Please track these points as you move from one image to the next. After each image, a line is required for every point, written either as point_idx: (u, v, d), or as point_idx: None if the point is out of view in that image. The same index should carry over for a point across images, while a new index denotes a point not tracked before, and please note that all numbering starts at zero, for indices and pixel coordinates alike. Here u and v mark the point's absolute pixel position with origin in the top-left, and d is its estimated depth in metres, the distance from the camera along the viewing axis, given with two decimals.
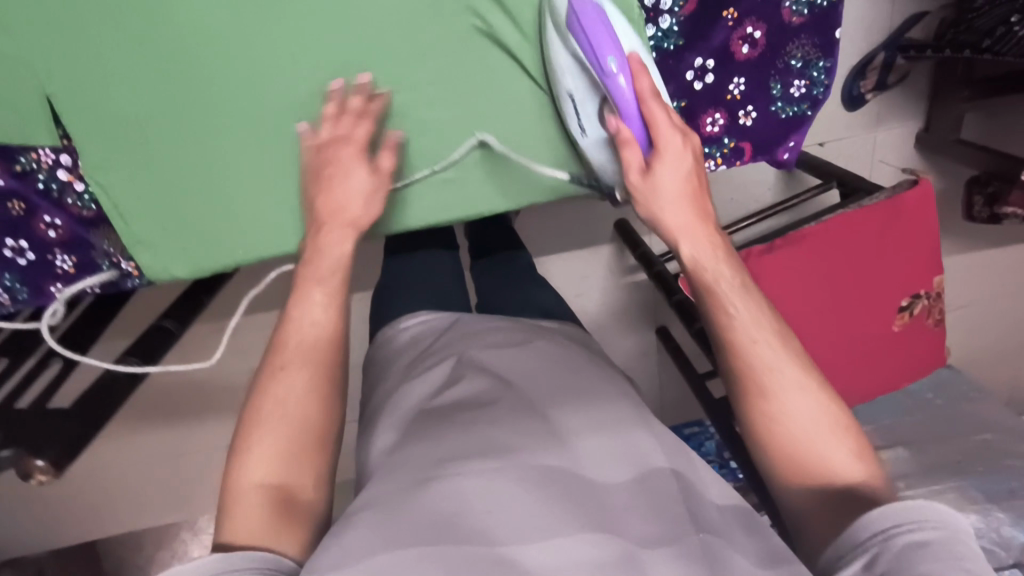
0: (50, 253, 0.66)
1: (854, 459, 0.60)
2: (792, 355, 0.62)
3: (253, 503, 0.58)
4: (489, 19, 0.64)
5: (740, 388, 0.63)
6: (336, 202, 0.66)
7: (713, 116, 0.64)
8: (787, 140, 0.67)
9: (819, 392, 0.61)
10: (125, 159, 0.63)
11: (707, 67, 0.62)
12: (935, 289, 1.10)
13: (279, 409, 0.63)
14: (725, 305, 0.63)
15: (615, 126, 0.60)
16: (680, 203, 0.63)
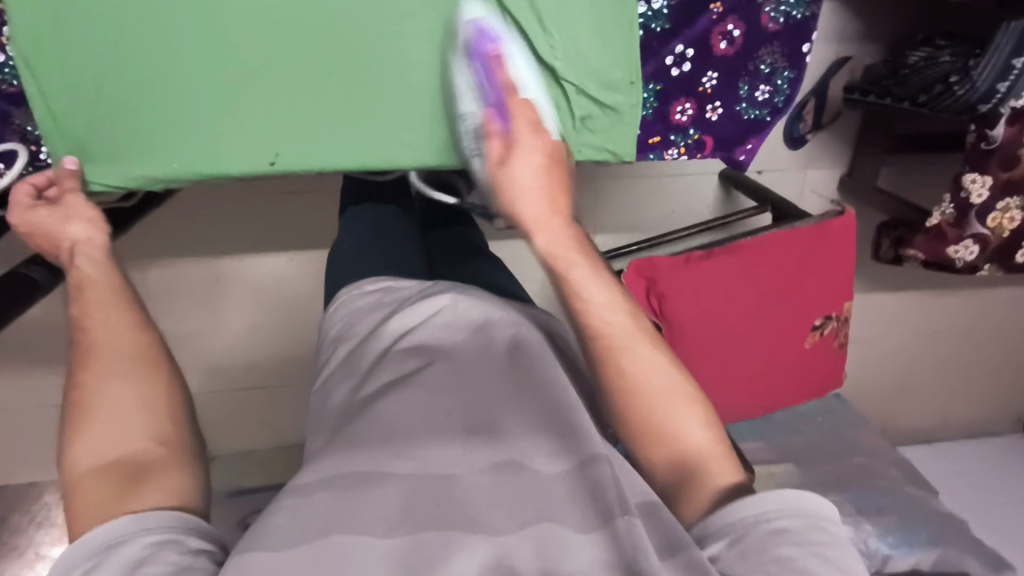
0: None
1: (701, 430, 0.59)
2: (647, 344, 0.60)
3: (94, 484, 0.53)
4: None
5: (608, 373, 0.59)
6: (46, 229, 0.63)
7: (683, 104, 0.67)
8: (746, 143, 0.70)
9: (670, 377, 0.60)
10: (89, 32, 0.57)
11: (686, 55, 0.64)
12: (844, 313, 1.20)
13: (98, 403, 0.57)
14: (569, 282, 0.61)
15: (482, 117, 0.63)
16: (538, 196, 0.63)
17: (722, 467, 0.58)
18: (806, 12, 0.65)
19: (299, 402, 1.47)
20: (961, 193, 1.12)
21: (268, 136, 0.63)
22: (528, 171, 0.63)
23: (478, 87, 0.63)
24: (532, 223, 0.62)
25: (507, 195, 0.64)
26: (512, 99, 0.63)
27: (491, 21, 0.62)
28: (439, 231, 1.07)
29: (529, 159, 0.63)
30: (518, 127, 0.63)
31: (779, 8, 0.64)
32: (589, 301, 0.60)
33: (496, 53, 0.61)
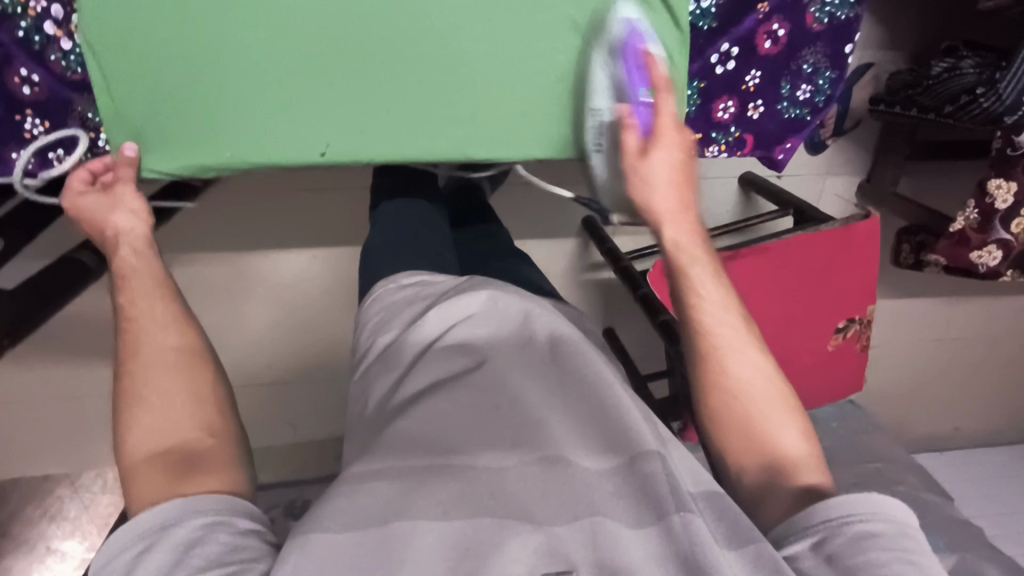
0: (19, 112, 0.59)
1: (797, 437, 0.65)
2: (755, 352, 0.69)
3: (149, 472, 0.55)
4: None
5: (709, 371, 0.68)
6: (91, 215, 0.65)
7: (726, 102, 0.68)
8: (785, 141, 0.71)
9: (772, 383, 0.67)
10: (155, 21, 0.59)
11: (731, 54, 0.65)
12: (867, 316, 1.20)
13: (148, 387, 0.58)
14: (695, 293, 0.70)
15: (625, 111, 0.64)
16: (670, 190, 0.68)
17: (812, 474, 0.64)
18: (849, 13, 0.65)
19: (317, 397, 1.48)
20: (986, 198, 1.13)
21: (317, 127, 0.64)
22: (660, 171, 0.66)
23: (626, 87, 0.63)
24: (661, 215, 0.69)
25: (634, 184, 0.67)
26: (658, 94, 0.63)
27: (640, 24, 0.63)
28: (467, 228, 1.08)
29: (663, 153, 0.65)
30: (664, 119, 0.64)
31: (824, 8, 0.64)
32: (704, 306, 0.70)
33: (648, 57, 0.62)
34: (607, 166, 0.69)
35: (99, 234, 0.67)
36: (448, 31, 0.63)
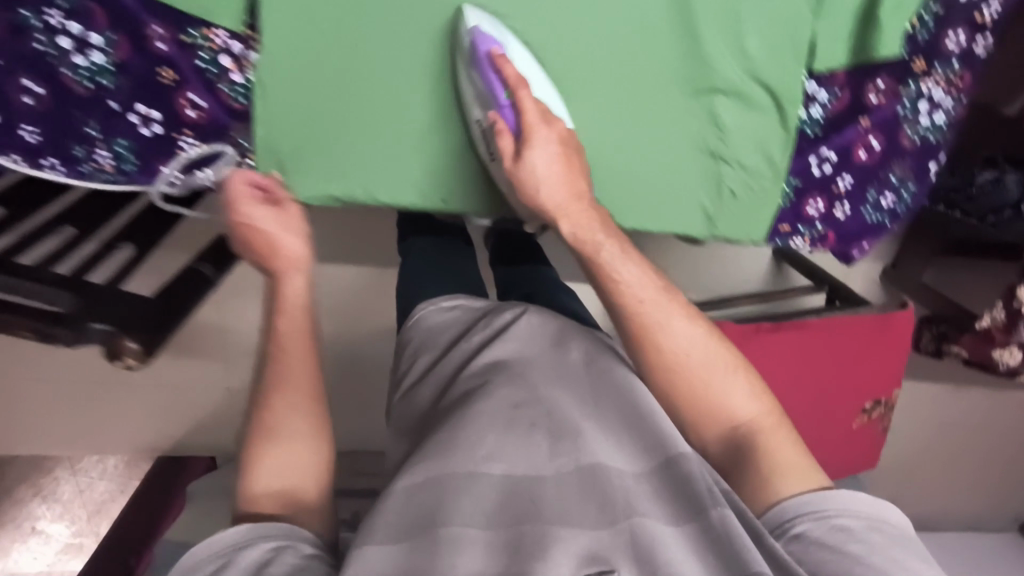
0: (178, 131, 0.63)
1: (752, 399, 0.66)
2: (682, 317, 0.67)
3: (266, 498, 0.60)
4: (726, 74, 0.64)
5: (647, 357, 0.67)
6: (263, 229, 0.64)
7: (816, 200, 0.73)
8: (861, 240, 0.77)
9: (704, 350, 0.66)
10: (320, 70, 0.61)
11: (829, 159, 0.71)
12: (892, 399, 1.26)
13: (302, 443, 0.63)
14: (612, 271, 0.66)
15: (491, 119, 0.63)
16: (561, 184, 0.64)
17: (781, 434, 0.65)
18: (938, 136, 0.71)
19: None
20: (1013, 303, 1.18)
21: (451, 180, 0.68)
22: (546, 163, 0.63)
23: (489, 94, 0.62)
24: (559, 211, 0.65)
25: (530, 195, 0.65)
26: (518, 92, 0.61)
27: (487, 27, 0.60)
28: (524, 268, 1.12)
29: (551, 150, 0.63)
30: (527, 110, 0.62)
31: (918, 131, 0.70)
32: (622, 282, 0.66)
33: (496, 56, 0.59)
34: (501, 173, 0.66)
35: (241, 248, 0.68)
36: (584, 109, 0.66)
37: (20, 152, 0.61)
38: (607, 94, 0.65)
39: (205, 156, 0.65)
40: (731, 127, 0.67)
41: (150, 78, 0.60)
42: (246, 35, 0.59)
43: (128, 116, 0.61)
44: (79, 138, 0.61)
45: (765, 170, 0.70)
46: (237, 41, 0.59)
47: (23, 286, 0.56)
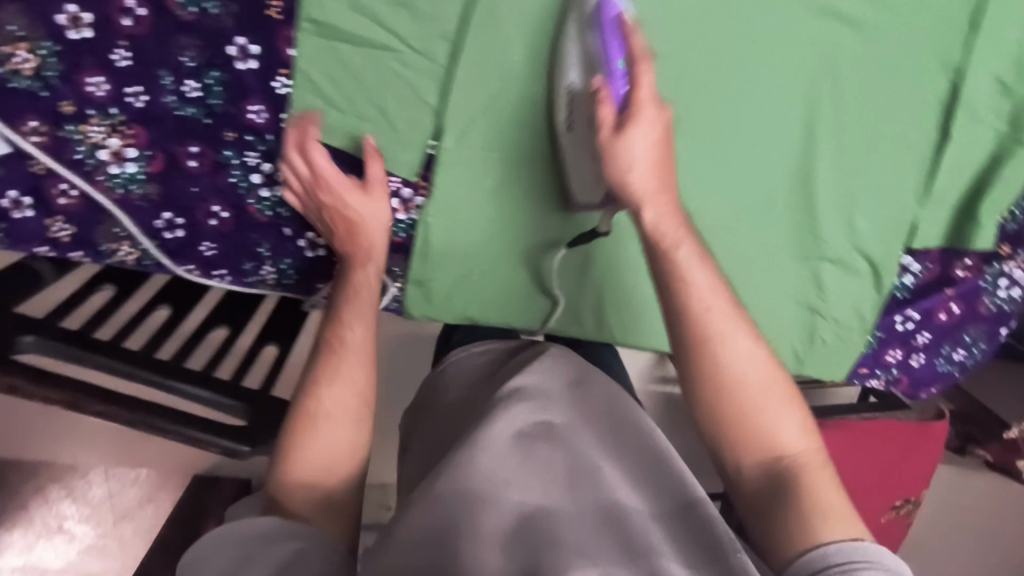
0: (339, 255, 0.69)
1: (799, 432, 0.57)
2: (749, 337, 0.58)
3: (301, 493, 0.58)
4: (834, 248, 0.71)
5: (705, 362, 0.57)
6: (357, 255, 0.63)
7: (894, 350, 0.80)
8: (930, 385, 0.83)
9: (777, 378, 0.58)
10: (476, 215, 0.66)
11: (913, 318, 0.77)
12: (920, 498, 1.32)
13: (339, 463, 0.59)
14: (686, 277, 0.57)
15: (598, 82, 0.55)
16: (645, 171, 0.57)
17: (821, 472, 0.56)
18: (1012, 305, 0.78)
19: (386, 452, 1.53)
20: None
21: (577, 313, 0.73)
22: (642, 149, 0.56)
23: (601, 59, 0.55)
24: (643, 195, 0.57)
25: (615, 166, 0.57)
26: (635, 67, 0.55)
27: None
28: None
29: (648, 134, 0.56)
30: (642, 99, 0.55)
31: (994, 300, 0.77)
32: (689, 287, 0.57)
33: (625, 23, 0.54)
34: (574, 147, 0.61)
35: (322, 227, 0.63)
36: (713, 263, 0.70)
37: (196, 263, 0.67)
38: (729, 256, 0.69)
39: None
40: (830, 288, 0.73)
41: None
42: (419, 182, 0.64)
43: (297, 241, 0.68)
44: (250, 256, 0.68)
45: (854, 325, 0.76)
46: (408, 187, 0.65)
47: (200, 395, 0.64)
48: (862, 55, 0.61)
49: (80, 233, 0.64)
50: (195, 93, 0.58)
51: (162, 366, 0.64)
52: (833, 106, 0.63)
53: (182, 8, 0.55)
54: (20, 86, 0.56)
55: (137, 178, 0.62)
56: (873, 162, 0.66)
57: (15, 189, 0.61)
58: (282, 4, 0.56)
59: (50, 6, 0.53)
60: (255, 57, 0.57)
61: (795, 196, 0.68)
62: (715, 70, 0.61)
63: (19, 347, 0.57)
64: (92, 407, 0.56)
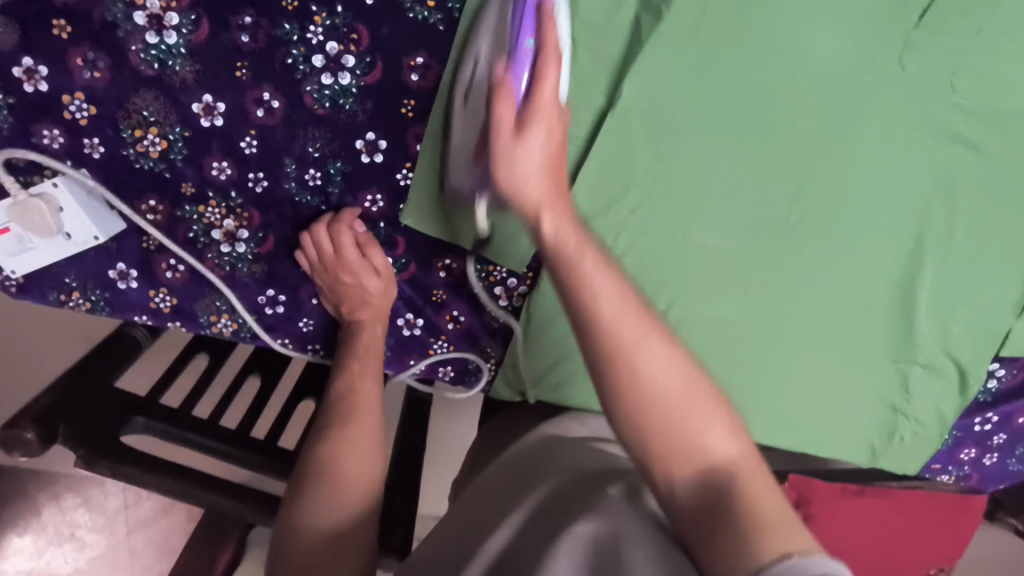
0: (435, 336, 0.66)
1: (727, 437, 0.45)
2: (661, 338, 0.46)
3: (317, 516, 0.52)
4: (925, 354, 0.70)
5: (619, 394, 0.45)
6: (348, 277, 0.59)
7: (969, 448, 0.80)
8: (1000, 483, 0.83)
9: (684, 375, 0.45)
10: None
11: (991, 419, 0.78)
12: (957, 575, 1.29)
13: (345, 492, 0.54)
14: (587, 287, 0.45)
15: (500, 73, 0.45)
16: (537, 178, 0.47)
17: (768, 483, 0.45)
18: None
19: None
20: None
21: None
22: (537, 152, 0.46)
23: (510, 36, 0.47)
24: (536, 202, 0.47)
25: (507, 171, 0.47)
26: (540, 56, 0.45)
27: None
28: None
29: (542, 132, 0.46)
30: (542, 97, 0.45)
31: None
32: (596, 293, 0.45)
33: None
34: (465, 121, 0.52)
35: (333, 306, 0.63)
36: (810, 364, 0.69)
37: (291, 337, 0.65)
38: (823, 356, 0.69)
39: (452, 357, 0.67)
40: (915, 390, 0.72)
41: (425, 293, 0.65)
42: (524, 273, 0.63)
43: (394, 321, 0.66)
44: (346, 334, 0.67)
45: (935, 425, 0.75)
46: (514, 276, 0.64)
47: (248, 459, 0.61)
48: (976, 177, 0.63)
49: (181, 304, 0.62)
50: (315, 181, 0.58)
51: (257, 442, 0.63)
52: (943, 222, 0.64)
53: (316, 103, 0.55)
54: (145, 167, 0.56)
55: (245, 258, 0.61)
56: (974, 277, 0.67)
57: (124, 261, 0.60)
58: (417, 103, 0.56)
59: (186, 95, 0.54)
60: (382, 150, 0.57)
61: (892, 300, 0.68)
62: (830, 184, 0.62)
63: (128, 427, 0.57)
64: (201, 496, 0.55)
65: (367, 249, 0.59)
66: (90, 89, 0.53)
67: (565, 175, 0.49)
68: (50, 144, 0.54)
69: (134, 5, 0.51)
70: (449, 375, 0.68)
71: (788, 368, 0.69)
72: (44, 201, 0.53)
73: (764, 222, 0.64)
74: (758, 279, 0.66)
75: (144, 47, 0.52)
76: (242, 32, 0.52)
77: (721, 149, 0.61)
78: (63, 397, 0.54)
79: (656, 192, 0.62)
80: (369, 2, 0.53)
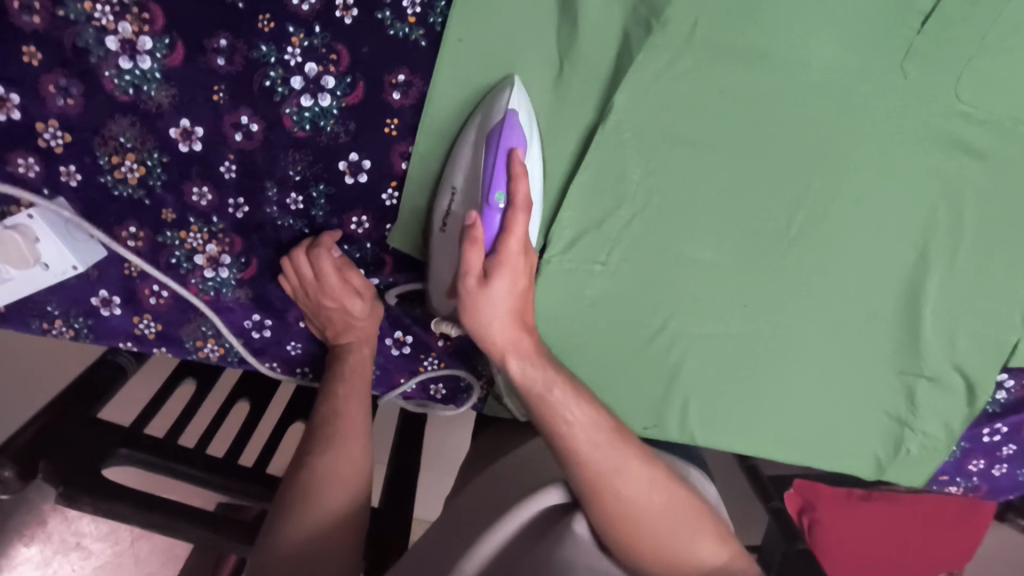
0: (425, 353, 0.64)
1: (718, 546, 0.52)
2: (639, 459, 0.53)
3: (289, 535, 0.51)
4: (931, 367, 0.68)
5: (602, 511, 0.50)
6: (331, 300, 0.57)
7: (978, 459, 0.78)
8: (1010, 494, 0.81)
9: (676, 495, 0.52)
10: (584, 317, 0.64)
11: (1000, 430, 0.76)
12: None
13: (320, 512, 0.53)
14: (560, 419, 0.52)
15: (472, 219, 0.49)
16: (497, 327, 0.51)
17: (746, 563, 0.53)
18: None
19: None
20: None
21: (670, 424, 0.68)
22: (501, 303, 0.51)
23: (483, 184, 0.50)
24: (502, 346, 0.52)
25: (472, 317, 0.51)
26: (511, 211, 0.49)
27: (521, 118, 0.51)
28: None
29: (508, 275, 0.50)
30: (518, 196, 0.49)
31: None
32: (569, 429, 0.52)
33: (515, 157, 0.49)
34: (469, 168, 0.51)
35: (319, 331, 0.61)
36: (811, 379, 0.67)
37: (278, 361, 0.64)
38: (828, 368, 0.67)
39: (442, 374, 0.65)
40: (922, 404, 0.70)
41: (413, 310, 0.62)
42: None
43: (383, 341, 0.64)
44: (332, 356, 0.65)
45: (942, 438, 0.72)
46: None
47: (234, 486, 0.60)
48: (984, 186, 0.61)
49: (166, 330, 0.60)
50: (297, 205, 0.56)
51: (245, 471, 0.61)
52: (949, 233, 0.62)
53: (296, 125, 0.53)
54: (124, 194, 0.55)
55: (229, 282, 0.59)
56: (983, 289, 0.65)
57: (105, 288, 0.58)
58: (399, 122, 0.54)
59: (162, 120, 0.52)
60: (366, 171, 0.56)
61: (896, 313, 0.66)
62: (830, 195, 0.60)
63: (111, 460, 0.55)
64: (186, 531, 0.53)
65: (346, 272, 0.57)
66: (64, 116, 0.51)
67: (535, 324, 0.53)
68: (25, 173, 0.52)
69: (106, 31, 0.49)
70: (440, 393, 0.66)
71: (790, 383, 0.67)
72: (19, 233, 0.52)
73: (763, 236, 0.62)
74: (757, 293, 0.63)
75: (117, 73, 0.50)
76: (217, 55, 0.51)
77: (717, 162, 0.59)
78: (46, 432, 0.53)
79: (650, 208, 0.60)
80: (348, 21, 0.51)
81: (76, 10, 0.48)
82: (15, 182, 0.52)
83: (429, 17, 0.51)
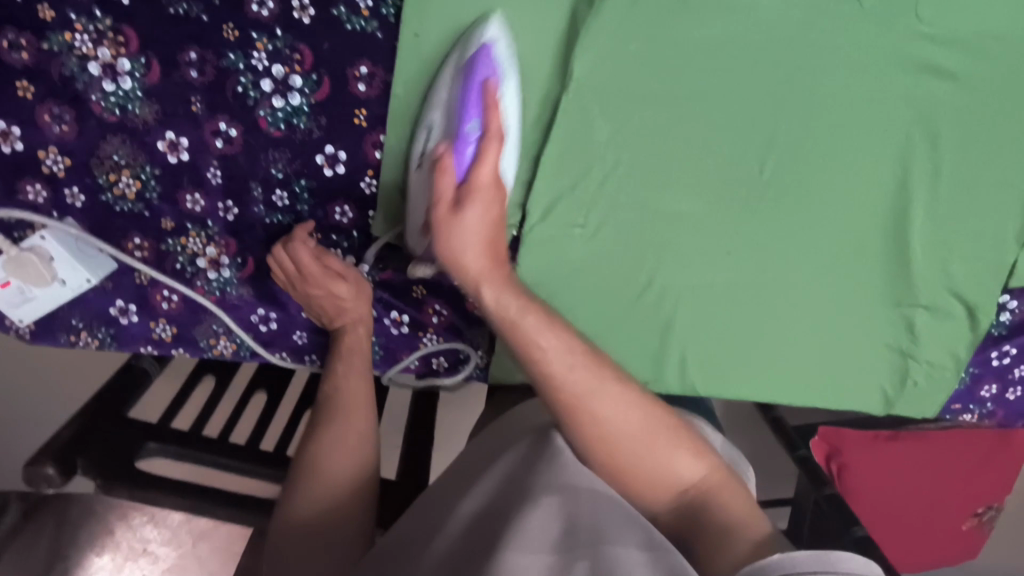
0: (422, 331, 0.67)
1: (695, 459, 0.52)
2: (614, 381, 0.52)
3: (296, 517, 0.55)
4: (925, 295, 0.68)
5: (574, 429, 0.51)
6: (318, 285, 0.59)
7: (991, 384, 0.77)
8: None
9: (646, 413, 0.52)
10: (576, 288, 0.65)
11: (1009, 352, 0.75)
12: None
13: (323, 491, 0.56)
14: (531, 344, 0.51)
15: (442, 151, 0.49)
16: (475, 249, 0.50)
17: (730, 494, 0.51)
18: None
19: None
20: None
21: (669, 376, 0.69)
22: (474, 229, 0.49)
23: (456, 118, 0.50)
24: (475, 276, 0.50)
25: (443, 244, 0.50)
26: (483, 142, 0.48)
27: (498, 49, 0.53)
28: None
29: (477, 209, 0.49)
30: (479, 176, 0.48)
31: None
32: (545, 356, 0.51)
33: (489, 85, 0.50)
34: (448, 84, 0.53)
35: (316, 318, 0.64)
36: (804, 318, 0.68)
37: (288, 350, 0.67)
38: (820, 307, 0.67)
39: (442, 349, 0.68)
40: (922, 333, 0.70)
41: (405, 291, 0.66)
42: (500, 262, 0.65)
43: (382, 322, 0.67)
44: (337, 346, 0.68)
45: (947, 364, 0.72)
46: None
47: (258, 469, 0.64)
48: (958, 106, 0.60)
49: (181, 331, 0.64)
50: (283, 202, 0.60)
51: (265, 454, 0.66)
52: (928, 158, 0.62)
53: (272, 126, 0.56)
54: (125, 209, 0.59)
55: (232, 281, 0.63)
56: (973, 212, 0.64)
57: (121, 297, 0.62)
58: (368, 112, 0.57)
59: (150, 135, 0.56)
60: (343, 162, 0.59)
61: (884, 244, 0.66)
62: (800, 132, 0.61)
63: (142, 453, 0.60)
64: (217, 511, 0.58)
65: (325, 258, 0.60)
66: (62, 142, 0.55)
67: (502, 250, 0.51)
68: (35, 200, 0.57)
69: (87, 58, 0.53)
70: (441, 367, 0.69)
71: (781, 322, 0.68)
72: (35, 254, 0.57)
73: (736, 181, 0.62)
74: (738, 240, 0.64)
75: (103, 96, 0.54)
76: (190, 68, 0.54)
77: (681, 114, 0.59)
78: (82, 430, 0.59)
79: (621, 167, 0.61)
80: (306, 21, 0.53)
81: (59, 42, 0.52)
82: (26, 207, 0.57)
83: (382, 8, 0.54)
